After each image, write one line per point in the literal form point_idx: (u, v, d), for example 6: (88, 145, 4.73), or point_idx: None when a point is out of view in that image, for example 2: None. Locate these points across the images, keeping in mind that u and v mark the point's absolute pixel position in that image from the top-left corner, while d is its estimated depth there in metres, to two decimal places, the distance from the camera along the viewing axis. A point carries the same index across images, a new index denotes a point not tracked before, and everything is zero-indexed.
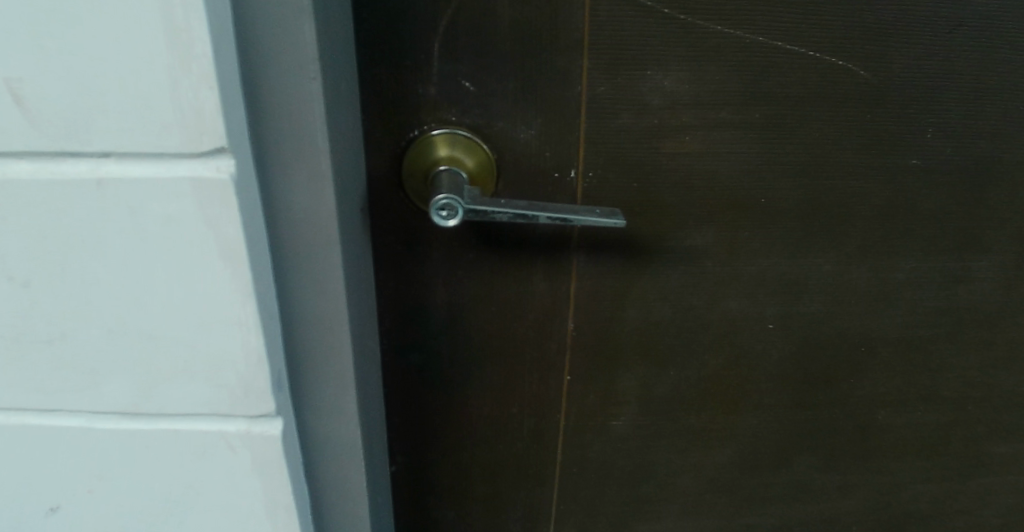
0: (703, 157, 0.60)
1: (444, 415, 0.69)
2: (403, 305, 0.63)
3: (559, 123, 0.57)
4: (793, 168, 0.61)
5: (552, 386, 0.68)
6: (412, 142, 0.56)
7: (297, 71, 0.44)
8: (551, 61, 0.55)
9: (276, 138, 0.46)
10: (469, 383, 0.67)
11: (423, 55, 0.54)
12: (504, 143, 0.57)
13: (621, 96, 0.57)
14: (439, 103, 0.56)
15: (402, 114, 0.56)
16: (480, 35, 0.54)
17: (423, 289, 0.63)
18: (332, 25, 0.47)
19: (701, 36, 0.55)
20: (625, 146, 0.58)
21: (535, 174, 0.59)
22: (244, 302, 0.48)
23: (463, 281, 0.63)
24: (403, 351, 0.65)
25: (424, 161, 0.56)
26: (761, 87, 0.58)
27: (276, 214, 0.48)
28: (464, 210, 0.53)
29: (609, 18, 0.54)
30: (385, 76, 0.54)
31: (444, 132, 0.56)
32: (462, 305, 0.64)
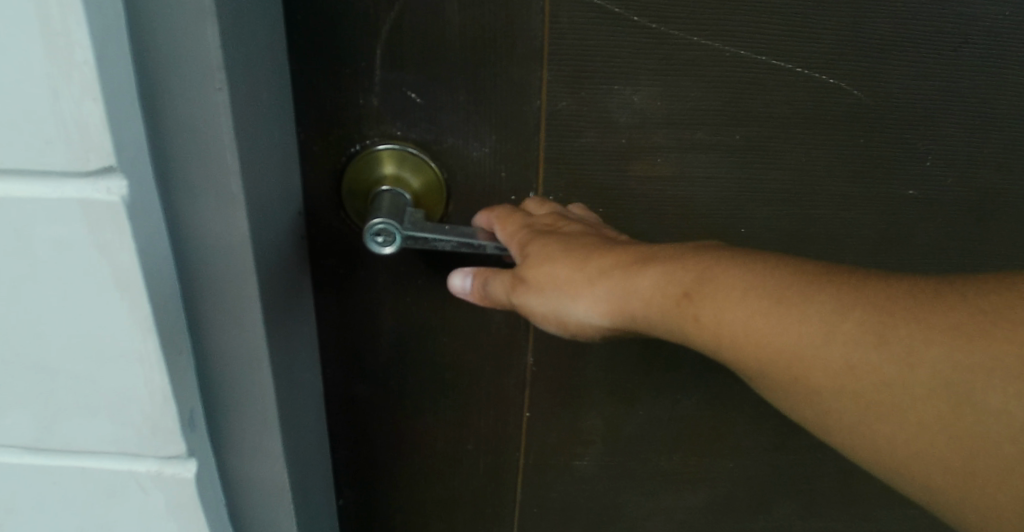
0: (676, 183, 0.54)
1: (393, 449, 0.63)
2: (346, 333, 0.58)
3: (516, 140, 0.52)
4: (777, 197, 0.55)
5: (511, 423, 0.63)
6: (353, 158, 0.51)
7: (201, 79, 0.38)
8: (507, 72, 0.50)
9: (182, 154, 0.40)
10: (421, 416, 0.62)
11: (365, 62, 0.49)
12: (455, 161, 0.52)
13: (585, 112, 0.51)
14: (383, 115, 0.50)
15: (343, 127, 0.50)
16: (428, 41, 0.48)
17: (368, 316, 0.57)
18: (252, 28, 0.41)
19: (676, 48, 0.50)
20: (589, 167, 0.53)
21: (489, 195, 0.54)
22: (145, 338, 0.43)
23: (412, 307, 0.57)
24: (347, 381, 0.60)
25: (366, 178, 0.52)
26: (742, 106, 0.52)
27: (184, 235, 0.43)
28: (402, 236, 0.47)
29: (572, 26, 0.49)
30: (323, 86, 0.49)
31: (390, 147, 0.51)
32: (411, 334, 0.58)
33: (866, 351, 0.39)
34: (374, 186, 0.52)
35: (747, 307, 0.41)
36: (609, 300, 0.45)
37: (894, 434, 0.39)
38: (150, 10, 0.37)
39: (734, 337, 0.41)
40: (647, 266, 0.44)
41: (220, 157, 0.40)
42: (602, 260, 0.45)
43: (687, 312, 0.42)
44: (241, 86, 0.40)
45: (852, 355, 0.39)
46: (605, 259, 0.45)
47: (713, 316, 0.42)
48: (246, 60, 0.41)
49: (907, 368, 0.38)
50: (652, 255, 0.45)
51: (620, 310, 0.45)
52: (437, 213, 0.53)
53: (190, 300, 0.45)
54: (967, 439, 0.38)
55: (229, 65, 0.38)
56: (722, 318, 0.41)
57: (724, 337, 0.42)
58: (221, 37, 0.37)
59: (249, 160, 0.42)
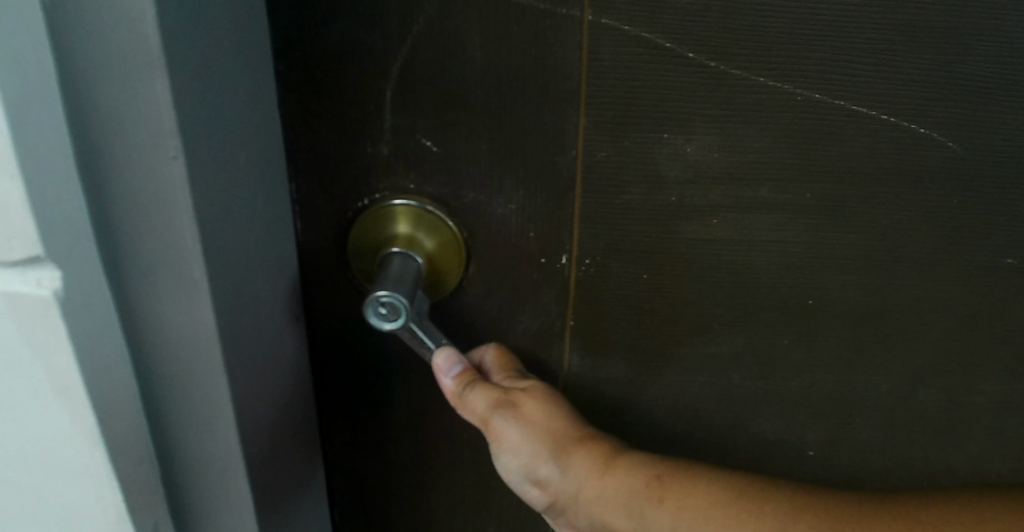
0: (734, 246, 0.46)
1: (405, 528, 0.57)
2: (353, 403, 0.51)
3: (548, 195, 0.45)
4: (853, 265, 0.47)
5: (537, 505, 0.56)
6: (359, 214, 0.45)
7: (150, 143, 0.31)
8: (538, 118, 0.42)
9: (131, 228, 0.33)
10: (437, 497, 0.55)
11: (373, 105, 0.42)
12: (476, 218, 0.45)
13: (629, 164, 0.44)
14: (394, 165, 0.43)
15: (348, 179, 0.44)
16: (445, 81, 0.41)
17: (377, 386, 0.50)
18: (221, 74, 0.34)
19: (738, 91, 0.42)
20: (632, 228, 0.46)
21: (516, 256, 0.46)
22: (92, 451, 0.34)
23: (427, 381, 0.50)
24: (351, 455, 0.53)
25: (374, 237, 0.45)
26: (814, 159, 0.44)
27: (138, 318, 0.36)
28: (404, 312, 0.40)
29: (614, 65, 0.41)
30: (325, 131, 0.42)
31: (400, 202, 0.44)
32: (425, 409, 0.51)
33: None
34: (381, 246, 0.45)
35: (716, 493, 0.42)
36: (575, 475, 0.43)
37: None
38: (85, 59, 0.30)
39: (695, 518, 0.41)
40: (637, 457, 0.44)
41: (177, 235, 0.33)
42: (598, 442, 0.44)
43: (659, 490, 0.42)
44: (203, 146, 0.33)
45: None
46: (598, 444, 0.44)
47: (679, 502, 0.42)
48: (214, 114, 0.33)
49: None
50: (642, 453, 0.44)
51: (591, 484, 0.43)
52: (452, 278, 0.46)
53: (149, 391, 0.38)
54: None
55: (185, 128, 0.31)
56: (686, 509, 0.41)
57: (687, 517, 0.41)
58: (173, 95, 0.30)
59: (217, 236, 0.34)
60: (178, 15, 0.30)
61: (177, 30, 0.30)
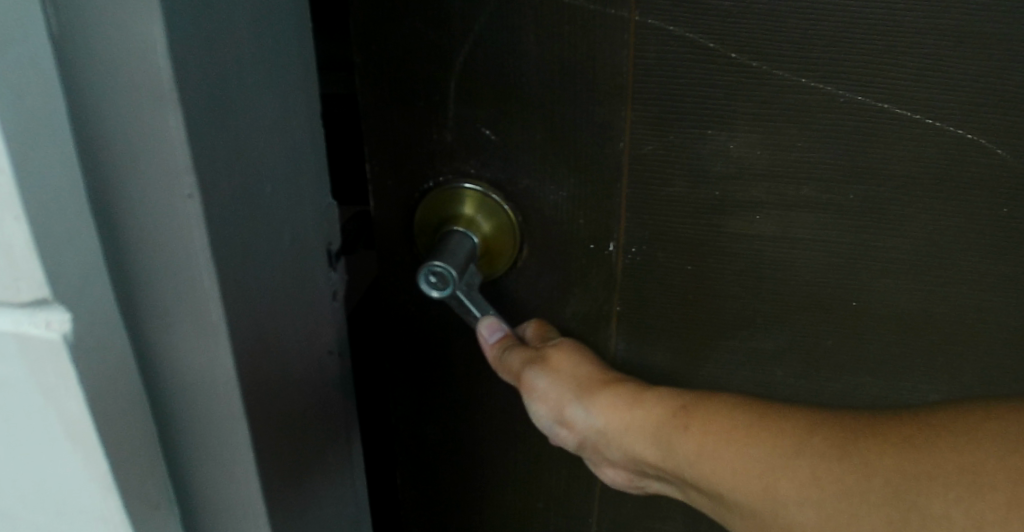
0: (777, 243, 0.48)
1: (464, 490, 0.61)
2: (417, 370, 0.56)
3: (596, 185, 0.48)
4: (899, 269, 0.47)
5: (584, 481, 0.59)
6: (425, 195, 0.50)
7: (164, 184, 0.31)
8: (588, 111, 0.46)
9: (148, 263, 0.33)
10: (492, 464, 0.59)
11: (439, 96, 0.47)
12: (530, 203, 0.49)
13: (673, 158, 0.46)
14: (456, 152, 0.48)
15: (416, 161, 0.49)
16: (503, 76, 0.45)
17: (438, 357, 0.55)
18: (260, 119, 0.35)
19: (779, 91, 0.44)
20: (676, 220, 0.48)
21: (566, 241, 0.50)
22: (105, 493, 0.35)
23: (483, 354, 0.54)
24: (415, 423, 0.59)
25: (437, 217, 0.50)
26: (858, 160, 0.45)
27: (157, 350, 0.36)
28: (453, 282, 0.44)
29: (658, 63, 0.44)
30: (397, 117, 0.48)
31: (466, 186, 0.49)
32: (481, 380, 0.55)
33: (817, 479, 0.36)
34: (443, 223, 0.50)
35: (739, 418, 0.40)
36: (602, 413, 0.45)
37: None
38: (90, 82, 0.29)
39: (716, 444, 0.40)
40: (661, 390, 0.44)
41: (193, 272, 0.33)
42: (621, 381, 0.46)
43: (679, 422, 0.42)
44: (234, 190, 0.33)
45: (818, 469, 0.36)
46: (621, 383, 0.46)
47: (700, 430, 0.41)
48: (250, 158, 0.34)
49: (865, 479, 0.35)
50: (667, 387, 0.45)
51: (616, 420, 0.44)
52: (504, 261, 0.50)
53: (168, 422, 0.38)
54: None
55: (202, 170, 0.31)
56: (708, 434, 0.40)
57: (705, 444, 0.40)
58: (184, 134, 0.30)
59: (253, 275, 0.36)
60: (180, 46, 0.29)
61: (203, 73, 0.30)
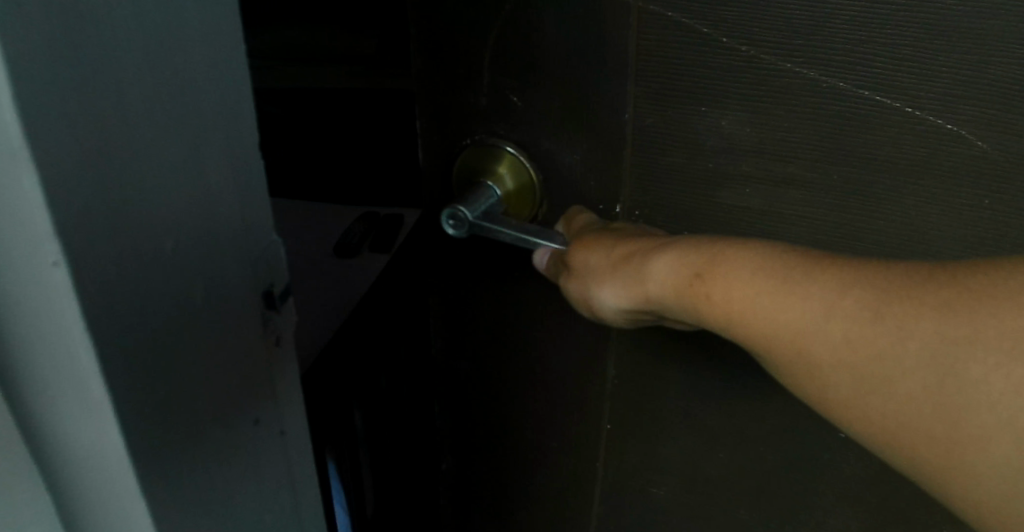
0: (766, 216, 0.52)
1: (493, 422, 0.69)
2: (455, 308, 0.63)
3: (606, 151, 0.53)
4: (882, 250, 0.51)
5: (594, 428, 0.65)
6: (462, 150, 0.57)
7: (21, 253, 0.23)
8: (599, 85, 0.51)
9: (19, 344, 0.25)
10: (515, 401, 0.66)
11: (476, 65, 0.54)
12: (549, 165, 0.55)
13: (672, 132, 0.51)
14: (490, 114, 0.55)
15: (457, 121, 0.56)
16: (528, 50, 0.52)
17: (472, 297, 0.62)
18: (179, 157, 0.26)
19: (764, 74, 0.47)
20: (673, 190, 0.53)
21: (580, 202, 0.56)
22: None
23: (508, 300, 0.61)
24: (450, 356, 0.66)
25: (471, 171, 0.57)
26: (840, 145, 0.48)
27: (51, 428, 0.27)
28: (471, 222, 0.52)
29: (659, 44, 0.49)
30: (441, 82, 0.55)
31: (504, 147, 0.55)
32: (507, 324, 0.62)
33: (810, 331, 0.37)
34: (476, 175, 0.57)
35: (757, 285, 0.38)
36: (632, 295, 0.45)
37: (880, 407, 0.35)
38: None
39: (743, 313, 0.39)
40: (668, 246, 0.43)
41: (67, 349, 0.25)
42: (631, 247, 0.46)
43: (698, 293, 0.41)
44: (140, 259, 0.26)
45: (849, 332, 0.35)
46: (633, 246, 0.46)
47: (724, 297, 0.39)
48: (171, 215, 0.26)
49: (898, 343, 0.34)
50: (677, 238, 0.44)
51: (641, 297, 0.45)
52: (524, 215, 0.57)
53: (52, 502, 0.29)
54: (947, 415, 0.33)
55: (70, 231, 0.23)
56: (730, 296, 0.39)
57: (732, 316, 0.39)
58: (38, 178, 0.21)
59: (182, 357, 0.29)
60: (48, 79, 0.21)
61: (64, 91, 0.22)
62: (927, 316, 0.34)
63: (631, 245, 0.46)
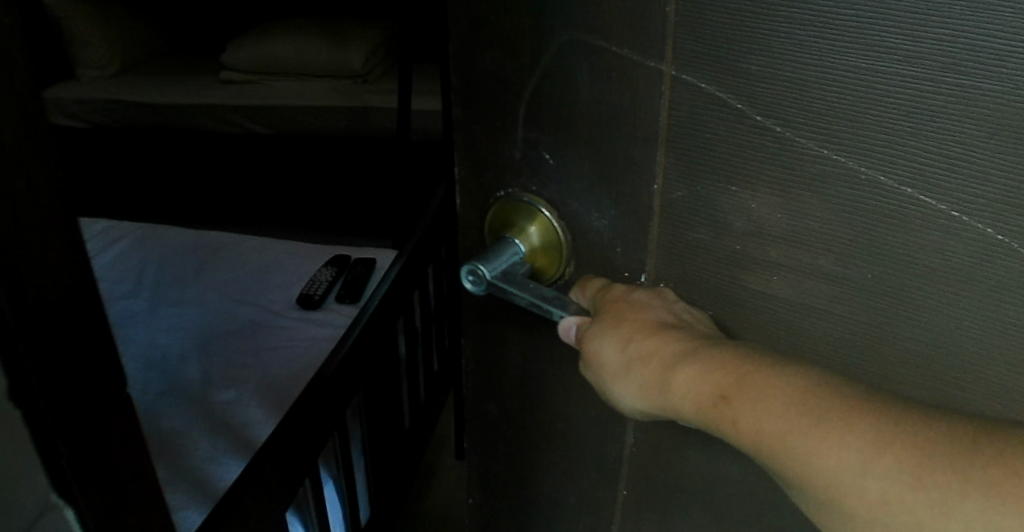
0: (795, 305, 0.48)
1: (512, 474, 0.66)
2: (484, 354, 0.61)
3: (634, 218, 0.51)
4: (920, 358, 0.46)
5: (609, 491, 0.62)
6: (494, 202, 0.55)
7: None
8: (629, 151, 0.49)
9: None
10: (531, 455, 0.64)
11: (508, 119, 0.52)
12: (577, 226, 0.53)
13: (701, 208, 0.48)
14: (522, 168, 0.53)
15: (490, 172, 0.55)
16: (559, 109, 0.50)
17: (502, 345, 0.60)
18: None
19: (800, 159, 0.44)
20: (701, 265, 0.50)
21: (606, 268, 0.53)
22: None
23: (535, 352, 0.59)
24: (477, 400, 0.64)
25: (501, 224, 0.55)
26: (878, 244, 0.43)
27: None
28: (490, 281, 0.49)
29: (691, 116, 0.46)
30: (477, 132, 0.54)
31: (539, 207, 0.53)
32: (532, 375, 0.60)
33: (846, 484, 0.40)
34: (505, 229, 0.55)
35: (789, 422, 0.41)
36: (653, 398, 0.48)
37: None
38: None
39: (773, 445, 0.42)
40: (695, 360, 0.46)
41: None
42: (656, 349, 0.47)
43: (726, 415, 0.44)
44: None
45: (887, 484, 0.39)
46: (658, 350, 0.47)
47: (754, 426, 0.43)
48: None
49: (941, 507, 0.38)
50: (701, 349, 0.46)
51: (660, 401, 0.47)
52: (551, 276, 0.54)
53: None
54: None
55: None
56: (761, 423, 0.42)
57: (761, 445, 0.43)
58: None
59: None
60: None
61: None
62: (970, 491, 0.37)
63: (655, 346, 0.47)
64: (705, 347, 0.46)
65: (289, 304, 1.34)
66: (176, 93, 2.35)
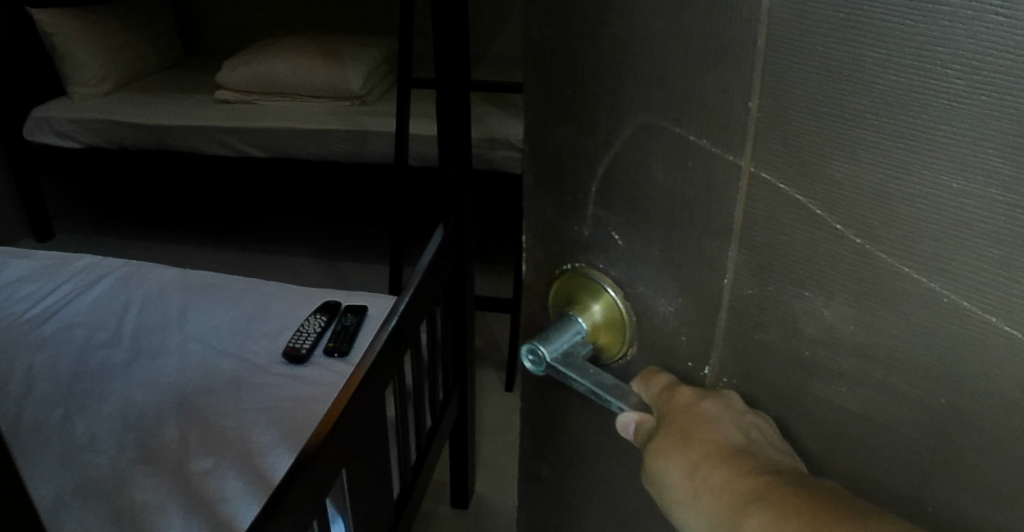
0: (861, 421, 0.46)
1: None
2: (541, 423, 0.62)
3: (702, 308, 0.50)
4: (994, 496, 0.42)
5: None
6: (560, 273, 0.56)
7: None
8: (703, 243, 0.48)
9: None
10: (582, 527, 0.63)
11: (580, 194, 0.53)
12: (640, 308, 0.53)
13: (771, 311, 0.47)
14: (590, 245, 0.54)
15: (559, 244, 0.56)
16: (631, 189, 0.50)
17: (558, 416, 0.60)
18: None
19: (877, 271, 0.43)
20: (769, 367, 0.49)
21: (668, 353, 0.53)
22: None
23: (587, 431, 0.58)
24: (531, 464, 0.65)
25: (564, 295, 0.56)
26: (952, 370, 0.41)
27: None
28: (549, 362, 0.50)
29: (769, 216, 0.45)
30: (549, 205, 0.55)
31: (604, 285, 0.54)
32: (583, 450, 0.59)
33: None
34: (568, 304, 0.55)
35: None
36: None
37: None
38: None
39: None
40: (764, 501, 0.44)
41: None
42: (722, 479, 0.47)
43: None
44: None
45: None
46: (726, 482, 0.46)
47: None
48: None
49: None
50: (769, 487, 0.45)
51: None
52: (614, 352, 0.55)
53: None
54: None
55: None
56: None
57: None
58: None
59: None
60: None
61: None
62: None
63: (720, 474, 0.47)
64: (775, 485, 0.45)
65: (275, 359, 1.46)
66: (184, 120, 2.45)
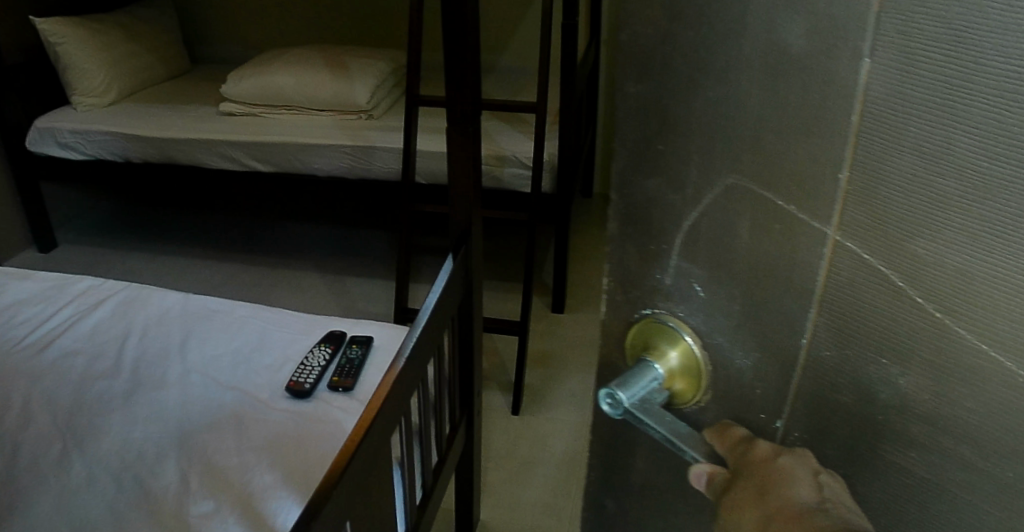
0: (927, 486, 0.48)
1: None
2: (611, 457, 0.65)
3: (778, 363, 0.53)
4: None
5: None
6: (642, 318, 0.60)
7: None
8: (785, 302, 0.51)
9: None
10: None
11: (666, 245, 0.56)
12: (717, 357, 0.57)
13: (847, 374, 0.49)
14: (672, 294, 0.58)
15: (640, 291, 0.60)
16: (718, 245, 0.53)
17: (627, 453, 0.64)
18: None
19: (955, 347, 0.44)
20: (842, 427, 0.51)
21: (742, 401, 0.56)
22: None
23: (656, 470, 0.61)
24: (598, 495, 0.68)
25: (643, 341, 0.59)
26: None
27: None
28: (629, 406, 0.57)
29: (851, 281, 0.47)
30: (633, 255, 0.59)
31: (684, 334, 0.58)
32: (651, 486, 0.63)
33: None
34: (646, 350, 0.59)
35: None
36: None
37: None
38: None
39: None
40: None
41: None
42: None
43: None
44: None
45: None
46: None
47: None
48: None
49: None
50: None
51: None
52: (687, 399, 0.58)
53: None
54: None
55: None
56: None
57: None
58: None
59: None
60: None
61: None
62: None
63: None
64: None
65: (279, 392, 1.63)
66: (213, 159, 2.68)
